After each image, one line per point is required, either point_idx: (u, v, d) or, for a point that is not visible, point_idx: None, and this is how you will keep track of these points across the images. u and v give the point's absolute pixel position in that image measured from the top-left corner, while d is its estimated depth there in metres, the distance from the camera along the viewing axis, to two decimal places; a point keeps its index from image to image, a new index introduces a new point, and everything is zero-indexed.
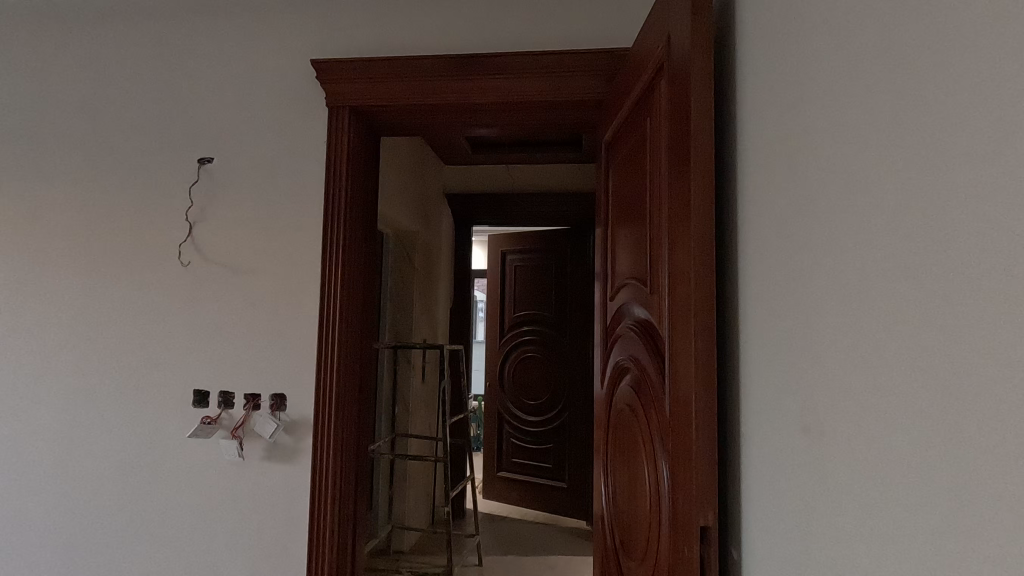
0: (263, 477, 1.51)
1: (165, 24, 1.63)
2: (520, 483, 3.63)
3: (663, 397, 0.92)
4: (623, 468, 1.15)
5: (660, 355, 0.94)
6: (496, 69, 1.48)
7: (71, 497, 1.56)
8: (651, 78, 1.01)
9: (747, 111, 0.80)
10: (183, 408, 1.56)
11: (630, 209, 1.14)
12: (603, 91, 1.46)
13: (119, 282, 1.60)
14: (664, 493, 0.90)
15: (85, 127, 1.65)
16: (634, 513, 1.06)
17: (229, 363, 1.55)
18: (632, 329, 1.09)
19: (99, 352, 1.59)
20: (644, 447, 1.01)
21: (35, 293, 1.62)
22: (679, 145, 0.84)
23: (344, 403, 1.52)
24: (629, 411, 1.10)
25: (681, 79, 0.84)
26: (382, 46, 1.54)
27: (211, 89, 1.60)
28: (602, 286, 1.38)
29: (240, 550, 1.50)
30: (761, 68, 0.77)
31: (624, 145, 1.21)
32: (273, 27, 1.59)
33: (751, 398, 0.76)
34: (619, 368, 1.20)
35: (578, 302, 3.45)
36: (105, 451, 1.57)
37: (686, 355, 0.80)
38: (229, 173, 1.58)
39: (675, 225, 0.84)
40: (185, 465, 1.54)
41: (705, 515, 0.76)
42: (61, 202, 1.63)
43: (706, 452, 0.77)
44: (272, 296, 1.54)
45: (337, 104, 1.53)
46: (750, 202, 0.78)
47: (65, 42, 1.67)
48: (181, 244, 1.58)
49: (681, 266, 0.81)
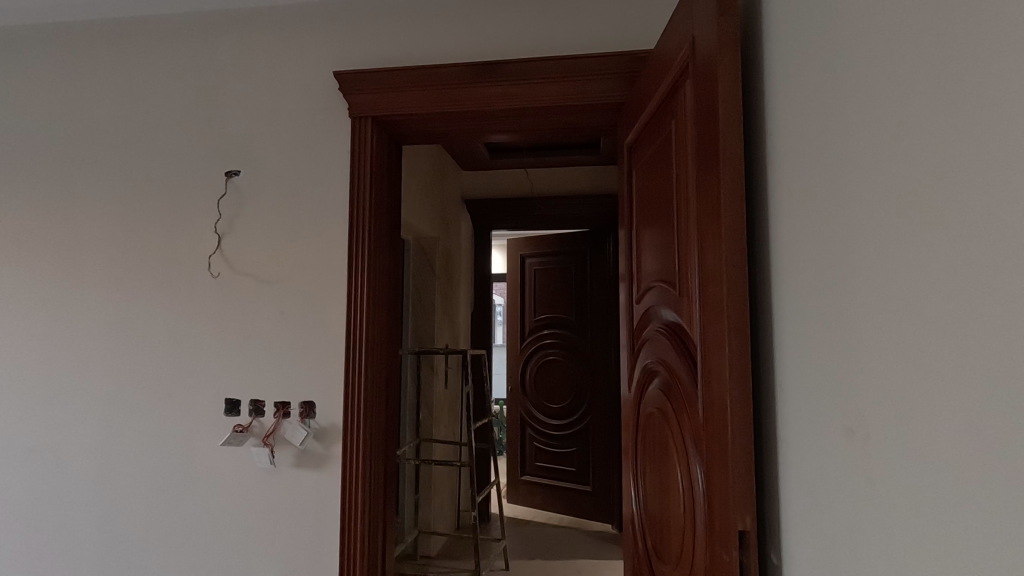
0: (293, 484, 1.53)
1: (192, 42, 1.67)
2: (544, 487, 3.62)
3: (694, 399, 0.91)
4: (654, 471, 1.14)
5: (691, 358, 0.93)
6: (515, 75, 1.49)
7: (108, 503, 1.60)
8: (676, 80, 1.00)
9: (777, 110, 0.80)
10: (215, 416, 1.59)
11: (655, 212, 1.14)
12: (624, 94, 1.46)
13: (151, 294, 1.64)
14: (698, 499, 0.89)
15: (116, 144, 1.69)
16: (667, 518, 1.05)
17: (259, 372, 1.57)
18: (661, 332, 1.09)
19: (133, 362, 1.63)
20: (676, 451, 1.00)
21: (72, 306, 1.67)
22: (708, 146, 0.83)
23: (372, 410, 1.53)
24: (659, 414, 1.10)
25: (707, 80, 0.83)
26: (404, 56, 1.56)
27: (237, 104, 1.64)
28: (627, 288, 1.38)
29: (273, 556, 1.53)
30: (790, 66, 0.76)
31: (648, 147, 1.21)
32: (296, 41, 1.61)
33: (788, 401, 0.75)
34: (647, 370, 1.19)
35: (599, 305, 3.44)
36: (141, 459, 1.61)
37: (720, 358, 0.79)
38: (256, 185, 1.61)
39: (706, 227, 0.83)
40: (218, 473, 1.57)
41: (743, 518, 0.75)
42: (94, 217, 1.68)
43: (743, 455, 0.76)
44: (300, 305, 1.56)
45: (359, 114, 1.55)
46: (783, 202, 0.78)
47: (96, 62, 1.72)
48: (210, 255, 1.62)
49: (714, 268, 0.81)
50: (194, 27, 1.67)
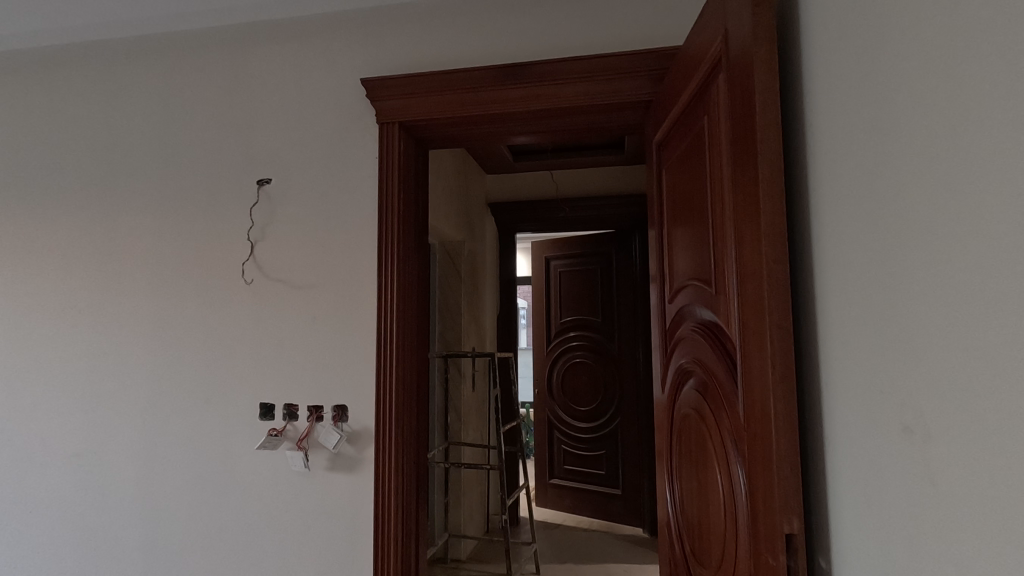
0: (328, 487, 1.55)
1: (223, 54, 1.71)
2: (573, 491, 3.59)
3: (734, 399, 0.89)
4: (691, 473, 1.12)
5: (729, 358, 0.91)
6: (541, 77, 1.49)
7: (150, 506, 1.65)
8: (707, 76, 0.99)
9: (815, 102, 0.78)
10: (251, 421, 1.62)
11: (687, 211, 1.13)
12: (652, 93, 1.44)
13: (187, 301, 1.68)
14: (741, 501, 0.87)
15: (152, 155, 1.74)
16: (706, 521, 1.03)
17: (293, 376, 1.60)
18: (695, 332, 1.07)
19: (170, 368, 1.67)
20: (714, 452, 0.98)
21: (112, 314, 1.72)
22: (743, 140, 0.81)
23: (403, 413, 1.54)
24: (696, 415, 1.08)
25: (741, 73, 0.82)
26: (429, 61, 1.57)
27: (268, 113, 1.67)
28: (658, 289, 1.36)
29: (308, 557, 1.54)
30: (829, 55, 0.74)
31: (678, 145, 1.20)
32: (324, 50, 1.64)
33: (836, 399, 0.72)
34: (681, 371, 1.17)
35: (626, 306, 3.41)
36: (181, 463, 1.64)
37: (761, 357, 0.77)
38: (287, 192, 1.63)
39: (744, 224, 0.82)
40: (254, 476, 1.60)
41: (790, 522, 0.73)
42: (133, 227, 1.73)
43: (789, 456, 0.74)
44: (332, 310, 1.58)
45: (386, 120, 1.57)
46: (823, 196, 0.76)
47: (133, 76, 1.77)
48: (244, 262, 1.65)
49: (753, 265, 0.79)
50: (225, 40, 1.71)
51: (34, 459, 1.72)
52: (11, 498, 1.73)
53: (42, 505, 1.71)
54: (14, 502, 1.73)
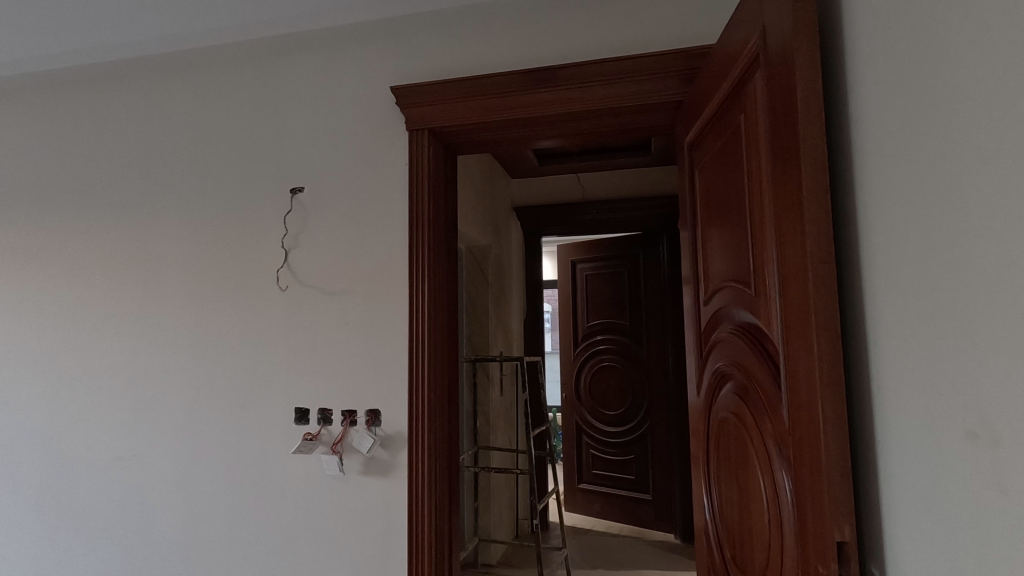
0: (362, 490, 1.57)
1: (257, 65, 1.75)
2: (602, 496, 3.56)
3: (778, 402, 0.87)
4: (731, 478, 1.10)
5: (771, 360, 0.89)
6: (570, 80, 1.49)
7: (189, 507, 1.69)
8: (743, 74, 0.97)
9: (860, 97, 0.76)
10: (286, 425, 1.64)
11: (723, 211, 1.11)
12: (683, 92, 1.43)
13: (224, 309, 1.72)
14: (786, 506, 0.85)
15: (189, 167, 1.79)
16: (748, 528, 1.01)
17: (325, 382, 1.62)
18: (733, 334, 1.05)
19: (208, 375, 1.71)
20: (756, 456, 0.96)
21: (152, 321, 1.77)
22: (784, 137, 0.80)
23: (435, 416, 1.55)
24: (735, 419, 1.06)
25: (781, 70, 0.80)
26: (458, 67, 1.58)
27: (300, 123, 1.70)
28: (692, 291, 1.34)
29: (342, 560, 1.56)
30: (876, 48, 0.72)
31: (712, 145, 1.18)
32: (355, 60, 1.67)
33: (889, 401, 0.70)
34: (718, 374, 1.16)
35: (654, 309, 3.38)
36: (219, 466, 1.68)
37: (807, 358, 0.75)
38: (320, 200, 1.66)
39: (786, 223, 0.80)
40: (290, 479, 1.62)
41: (841, 529, 0.71)
42: (172, 237, 1.78)
43: (839, 459, 0.72)
44: (364, 315, 1.60)
45: (416, 127, 1.58)
46: (871, 193, 0.74)
47: (171, 89, 1.83)
48: (278, 269, 1.68)
49: (796, 264, 0.77)
50: (258, 52, 1.75)
51: (80, 462, 1.78)
52: (58, 500, 1.79)
53: (87, 506, 1.76)
54: (62, 503, 1.78)
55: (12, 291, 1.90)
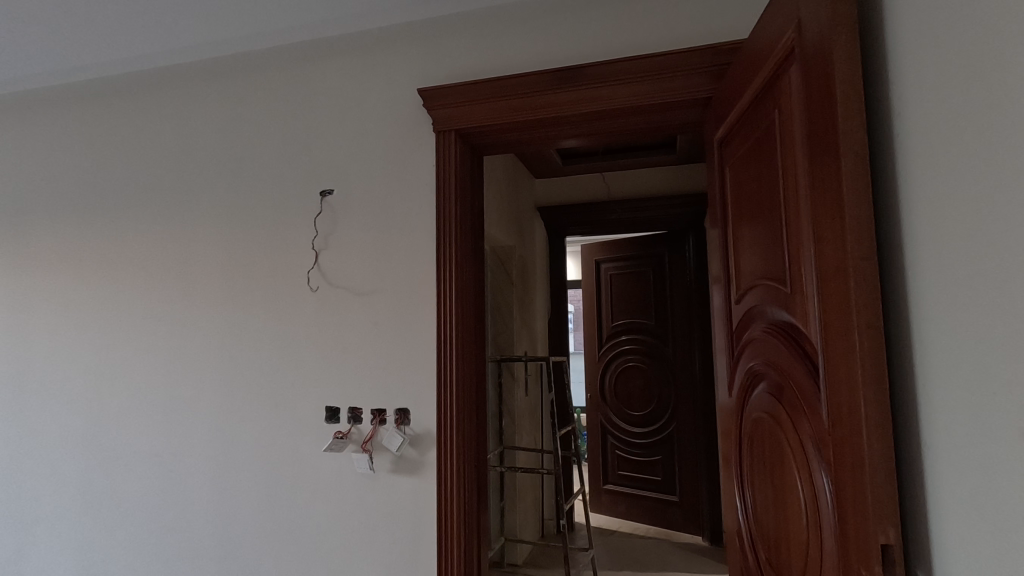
0: (392, 488, 1.59)
1: (286, 71, 1.79)
2: (628, 497, 3.54)
3: (816, 401, 0.85)
4: (766, 479, 1.08)
5: (809, 359, 0.87)
6: (597, 78, 1.48)
7: (225, 504, 1.72)
8: (777, 68, 0.96)
9: (902, 89, 0.74)
10: (318, 425, 1.67)
11: (755, 209, 1.09)
12: (713, 89, 1.42)
13: (256, 310, 1.76)
14: (826, 508, 0.83)
15: (222, 171, 1.83)
16: (785, 530, 0.99)
17: (355, 382, 1.64)
18: (767, 333, 1.04)
19: (241, 374, 1.75)
20: (793, 457, 0.94)
21: (187, 322, 1.82)
22: (822, 132, 0.78)
23: (464, 415, 1.56)
24: (770, 419, 1.04)
25: (818, 63, 0.79)
26: (485, 68, 1.59)
27: (329, 126, 1.73)
28: (722, 290, 1.33)
29: (372, 558, 1.58)
30: (918, 39, 0.70)
31: (744, 141, 1.16)
32: (382, 64, 1.69)
33: (935, 399, 0.68)
34: (750, 374, 1.14)
35: (680, 308, 3.34)
36: (252, 464, 1.71)
37: (848, 357, 0.74)
38: (349, 202, 1.69)
39: (824, 219, 0.79)
40: (321, 477, 1.65)
41: (885, 531, 0.69)
42: (206, 240, 1.83)
43: (882, 459, 0.70)
44: (392, 315, 1.62)
45: (443, 129, 1.60)
46: (915, 187, 0.72)
47: (204, 96, 1.88)
48: (309, 271, 1.71)
49: (835, 261, 0.76)
50: (288, 57, 1.79)
51: (120, 458, 1.84)
52: (99, 497, 1.84)
53: (126, 503, 1.82)
54: (103, 499, 1.84)
55: (55, 295, 1.97)
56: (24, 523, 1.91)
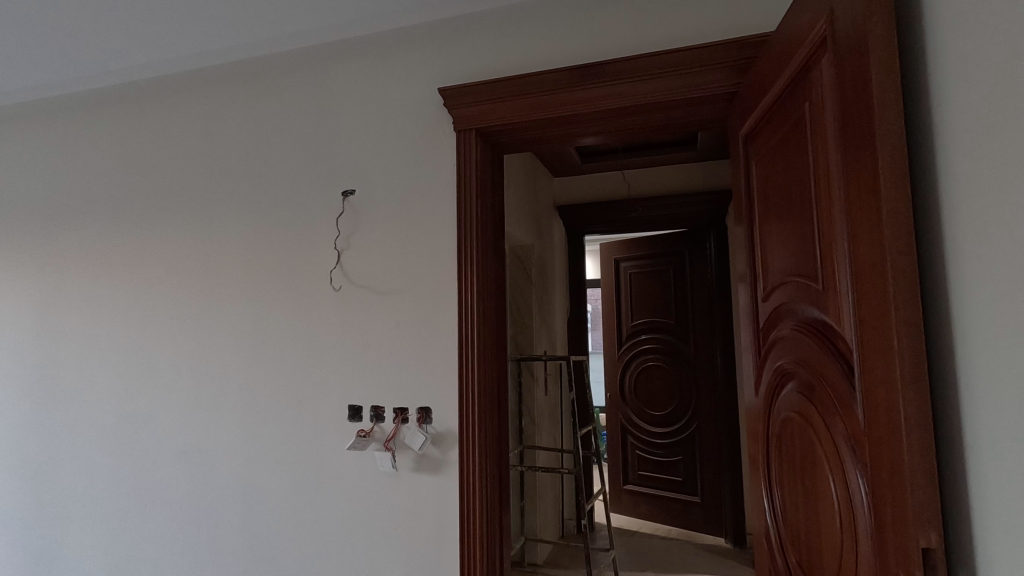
0: (415, 487, 1.59)
1: (308, 73, 1.81)
2: (648, 497, 3.51)
3: (851, 401, 0.83)
4: (796, 481, 1.05)
5: (843, 358, 0.85)
6: (618, 74, 1.47)
7: (250, 502, 1.75)
8: (808, 60, 0.94)
9: (942, 80, 0.72)
10: (341, 423, 1.68)
11: (784, 205, 1.07)
12: (738, 83, 1.39)
13: (279, 309, 1.78)
14: (862, 510, 0.81)
15: (245, 172, 1.86)
16: (817, 533, 0.97)
17: (377, 380, 1.65)
18: (797, 331, 1.02)
19: (265, 372, 1.77)
20: (826, 458, 0.92)
21: (212, 321, 1.85)
22: (856, 124, 0.76)
23: (485, 413, 1.56)
24: (801, 419, 1.02)
25: (852, 54, 0.77)
26: (506, 67, 1.58)
27: (350, 127, 1.74)
28: (748, 288, 1.31)
29: (396, 556, 1.59)
30: (959, 28, 0.68)
31: (771, 136, 1.14)
32: (403, 64, 1.70)
33: (979, 400, 0.66)
34: (779, 373, 1.12)
35: (701, 307, 3.30)
36: (277, 462, 1.73)
37: (886, 356, 0.71)
38: (370, 202, 1.70)
39: (859, 214, 0.76)
40: (344, 475, 1.66)
41: (926, 535, 0.67)
42: (230, 241, 1.85)
43: (923, 462, 0.68)
44: (414, 314, 1.63)
45: (463, 127, 1.59)
46: (955, 181, 0.70)
47: (228, 98, 1.90)
48: (331, 270, 1.73)
49: (872, 256, 0.74)
50: (309, 58, 1.80)
51: (148, 456, 1.87)
52: (128, 493, 1.88)
53: (154, 498, 1.85)
54: (131, 495, 1.88)
55: (84, 294, 2.02)
56: (56, 519, 1.95)
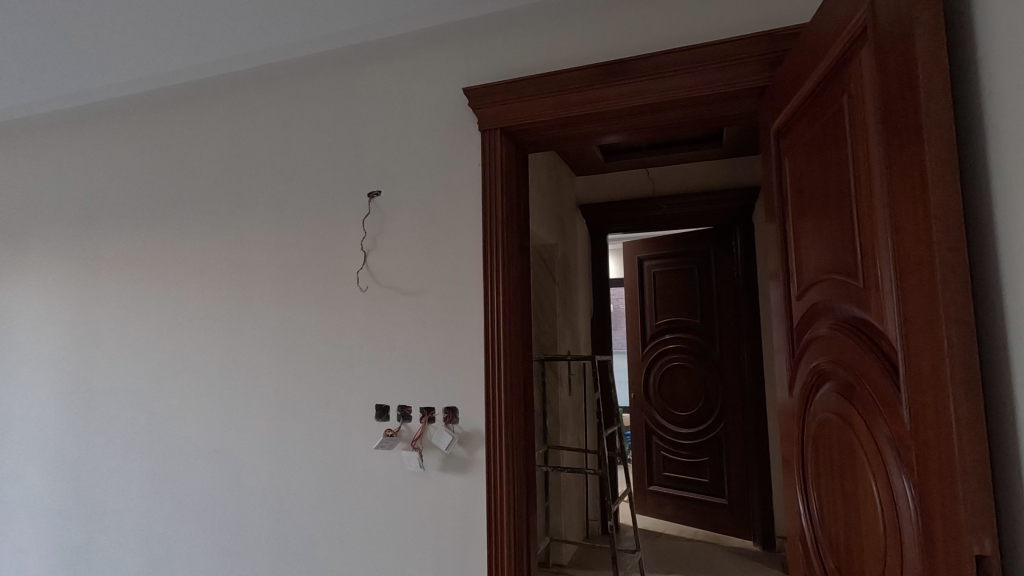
0: (442, 487, 1.59)
1: (334, 75, 1.83)
2: (674, 498, 3.47)
3: (896, 401, 0.81)
4: (835, 483, 1.03)
5: (887, 357, 0.83)
6: (645, 71, 1.45)
7: (281, 501, 1.77)
8: (847, 51, 0.91)
9: (993, 69, 0.69)
10: (368, 423, 1.69)
11: (820, 200, 1.04)
12: (769, 77, 1.36)
13: (307, 310, 1.80)
14: (909, 514, 0.78)
15: (273, 174, 1.88)
16: (858, 538, 0.94)
17: (404, 381, 1.66)
18: (836, 331, 0.99)
19: (293, 373, 1.80)
20: (868, 461, 0.90)
21: (242, 322, 1.88)
22: (901, 115, 0.74)
23: (512, 413, 1.56)
24: (839, 420, 0.99)
25: (895, 44, 0.74)
26: (531, 66, 1.58)
27: (375, 128, 1.76)
28: (781, 286, 1.28)
29: (424, 556, 1.59)
30: (1011, 15, 0.65)
31: (805, 131, 1.12)
32: (428, 65, 1.70)
33: None
34: (816, 373, 1.09)
35: (727, 306, 3.25)
36: (305, 462, 1.75)
37: (934, 356, 0.69)
38: (396, 203, 1.71)
39: (903, 209, 0.74)
40: (372, 474, 1.67)
41: (979, 541, 0.65)
42: (259, 243, 1.88)
43: (976, 465, 0.65)
44: (440, 314, 1.63)
45: (488, 127, 1.59)
46: (1008, 174, 0.67)
47: (256, 102, 1.94)
48: (358, 271, 1.74)
49: (918, 253, 0.71)
50: (335, 61, 1.82)
51: (180, 455, 1.91)
52: (161, 491, 1.92)
53: (186, 496, 1.89)
54: (165, 493, 1.92)
55: (119, 296, 2.07)
56: (92, 516, 2.01)
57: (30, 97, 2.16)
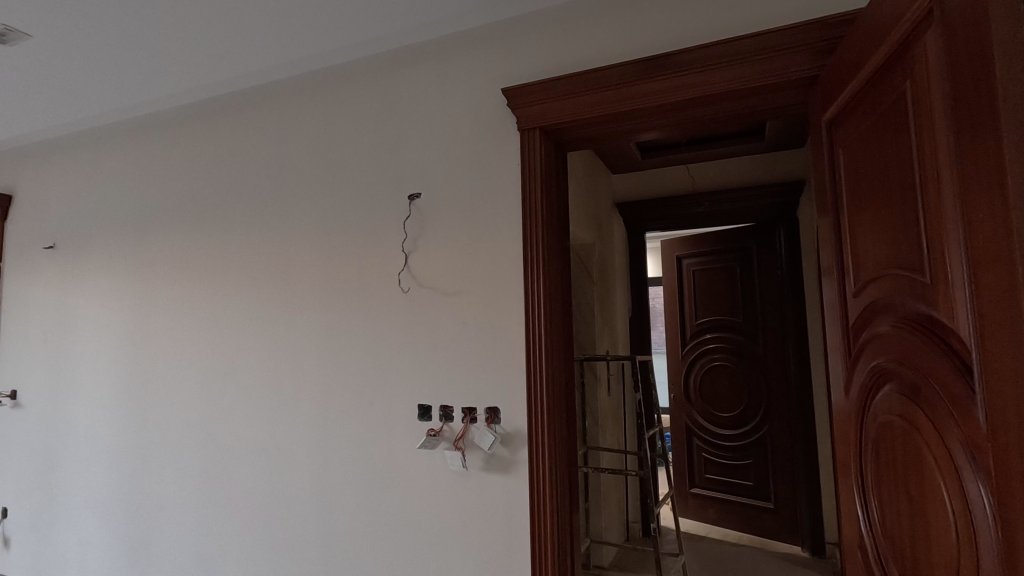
0: (484, 486, 1.60)
1: (374, 80, 1.86)
2: (717, 501, 3.39)
3: (970, 403, 0.76)
4: (899, 488, 0.98)
5: (959, 356, 0.79)
6: (687, 64, 1.42)
7: (327, 499, 1.80)
8: (910, 34, 0.87)
9: None
10: (411, 423, 1.71)
11: (879, 192, 1.00)
12: (818, 67, 1.32)
13: (350, 311, 1.83)
14: (986, 522, 0.74)
15: (315, 178, 1.93)
16: (927, 546, 0.89)
17: (445, 381, 1.67)
18: (899, 328, 0.95)
19: (337, 373, 1.83)
20: (937, 465, 0.85)
21: (288, 324, 1.93)
22: (974, 100, 0.70)
23: (553, 413, 1.55)
24: (904, 422, 0.95)
25: (967, 24, 0.70)
26: (570, 64, 1.57)
27: (414, 131, 1.78)
28: (835, 283, 1.23)
29: (467, 556, 1.59)
30: None
31: (862, 119, 1.07)
32: (466, 67, 1.71)
33: None
34: (876, 372, 1.04)
35: (770, 304, 3.16)
36: (351, 462, 1.78)
37: (1016, 355, 0.65)
38: (436, 204, 1.72)
39: (976, 199, 0.70)
40: (415, 473, 1.69)
41: None
42: (304, 246, 1.92)
43: None
44: (480, 313, 1.64)
45: (527, 126, 1.59)
46: None
47: (299, 109, 1.99)
48: (400, 272, 1.76)
49: (996, 245, 0.67)
50: (374, 66, 1.85)
51: (231, 454, 1.97)
52: (213, 489, 1.99)
53: (237, 493, 1.95)
54: (217, 490, 1.98)
55: (172, 299, 2.15)
56: (149, 511, 2.09)
57: (91, 111, 2.27)
